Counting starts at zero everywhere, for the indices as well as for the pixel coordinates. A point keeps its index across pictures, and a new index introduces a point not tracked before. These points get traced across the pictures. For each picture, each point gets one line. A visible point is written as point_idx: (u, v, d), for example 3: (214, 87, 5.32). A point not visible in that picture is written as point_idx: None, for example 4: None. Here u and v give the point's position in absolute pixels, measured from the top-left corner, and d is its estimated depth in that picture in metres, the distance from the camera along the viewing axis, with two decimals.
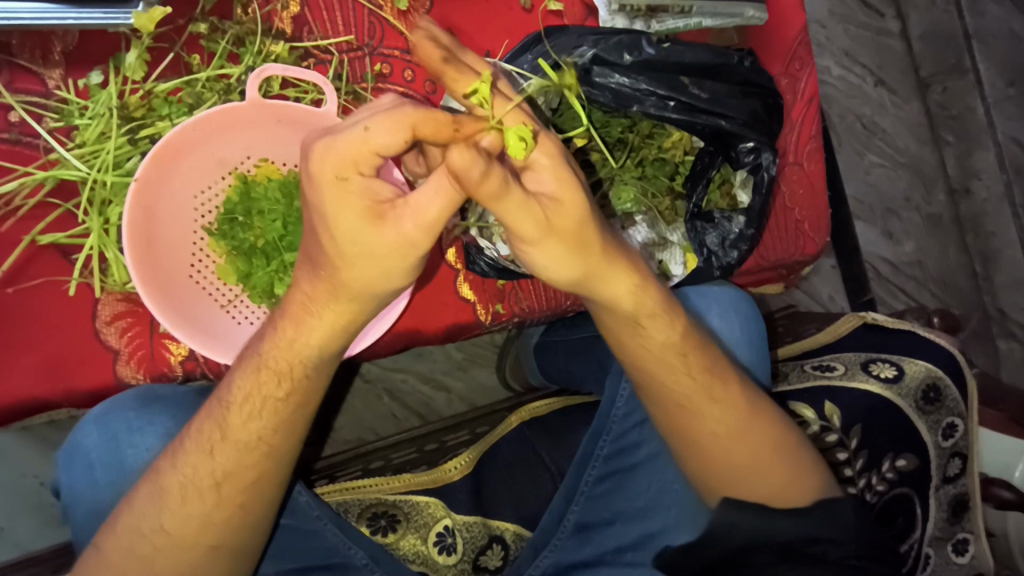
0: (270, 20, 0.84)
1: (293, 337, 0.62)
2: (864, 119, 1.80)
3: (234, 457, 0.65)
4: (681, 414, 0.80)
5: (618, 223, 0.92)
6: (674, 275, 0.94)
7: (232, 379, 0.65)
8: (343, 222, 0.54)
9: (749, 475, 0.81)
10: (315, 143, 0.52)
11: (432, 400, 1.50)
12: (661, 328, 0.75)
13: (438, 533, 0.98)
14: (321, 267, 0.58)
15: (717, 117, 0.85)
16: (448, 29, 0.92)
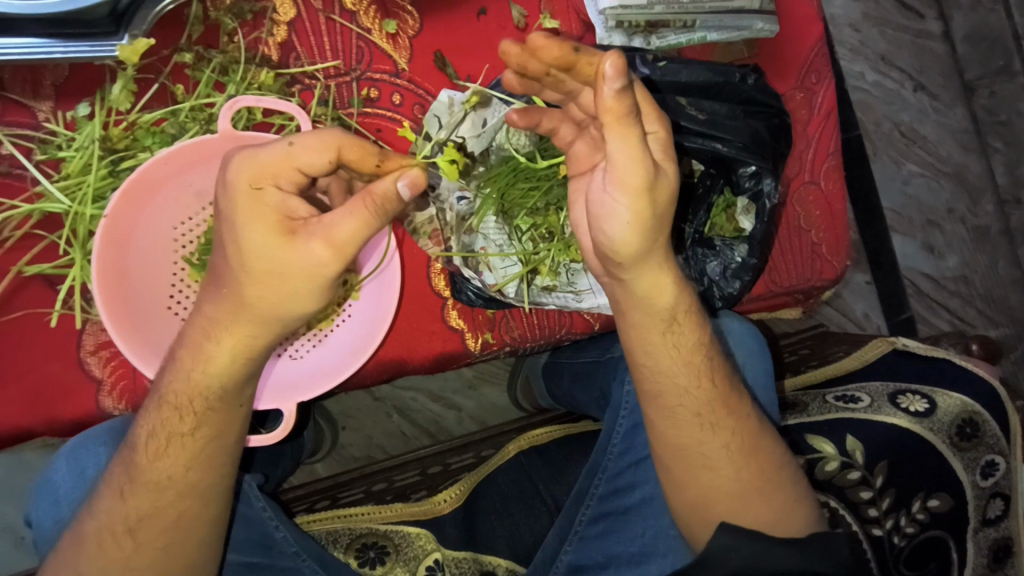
0: (256, 47, 0.84)
1: (192, 367, 0.62)
2: (903, 126, 1.69)
3: (151, 497, 0.64)
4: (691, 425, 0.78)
5: None
6: None
7: (142, 420, 0.65)
8: (251, 235, 0.54)
9: (743, 497, 0.79)
10: (237, 153, 0.54)
11: (441, 418, 1.47)
12: (684, 333, 0.75)
13: (427, 567, 0.96)
14: (224, 284, 0.57)
15: (712, 141, 0.79)
16: (438, 51, 0.89)
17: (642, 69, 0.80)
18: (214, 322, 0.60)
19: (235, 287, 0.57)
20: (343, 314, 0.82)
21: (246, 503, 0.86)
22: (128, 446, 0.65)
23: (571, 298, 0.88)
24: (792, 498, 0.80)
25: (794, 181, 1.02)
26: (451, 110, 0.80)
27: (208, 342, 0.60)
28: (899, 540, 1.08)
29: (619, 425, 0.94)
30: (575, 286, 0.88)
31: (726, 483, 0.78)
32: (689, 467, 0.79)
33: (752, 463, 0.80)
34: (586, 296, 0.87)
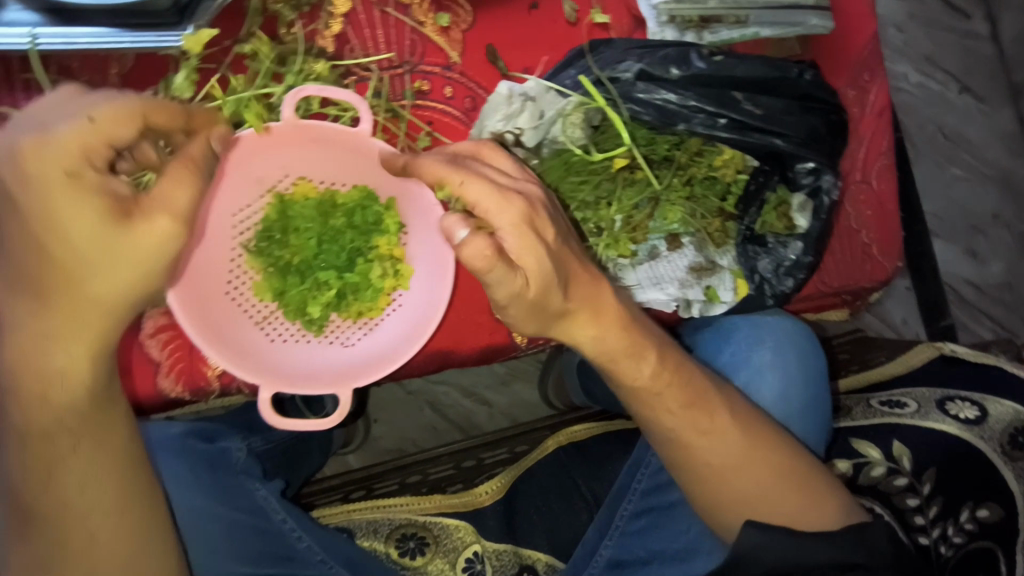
0: (313, 39, 0.85)
1: (50, 388, 0.55)
2: (947, 128, 1.65)
3: (51, 546, 0.57)
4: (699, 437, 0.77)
5: (663, 244, 0.88)
6: (721, 301, 0.90)
7: (1, 476, 0.57)
8: (72, 224, 0.51)
9: (775, 497, 0.77)
10: (21, 138, 0.49)
11: (473, 414, 1.46)
12: (634, 355, 0.74)
13: (467, 559, 0.96)
14: (41, 296, 0.52)
15: (772, 134, 0.79)
16: (489, 44, 0.90)
17: (699, 61, 0.79)
18: (35, 325, 0.53)
19: (52, 289, 0.52)
20: (394, 303, 0.83)
21: (259, 516, 0.86)
22: (5, 500, 0.57)
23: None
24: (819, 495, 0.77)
25: (845, 180, 1.00)
26: (508, 101, 0.79)
27: (50, 355, 0.54)
28: (946, 551, 1.03)
29: None
30: (623, 280, 0.88)
31: (745, 487, 0.77)
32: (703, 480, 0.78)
33: (762, 463, 0.77)
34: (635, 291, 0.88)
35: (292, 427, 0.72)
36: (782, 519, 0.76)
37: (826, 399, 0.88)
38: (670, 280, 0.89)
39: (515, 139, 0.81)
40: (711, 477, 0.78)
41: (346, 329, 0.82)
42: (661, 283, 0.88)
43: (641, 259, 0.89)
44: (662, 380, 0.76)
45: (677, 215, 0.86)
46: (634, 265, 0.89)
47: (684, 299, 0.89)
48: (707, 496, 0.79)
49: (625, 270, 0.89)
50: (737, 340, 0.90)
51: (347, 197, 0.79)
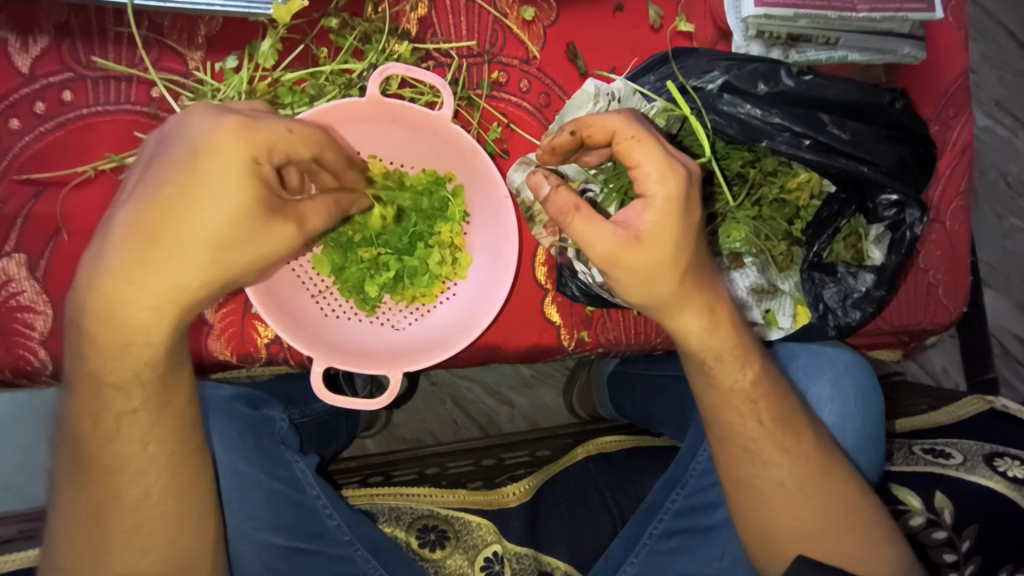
0: (398, 20, 0.85)
1: (126, 339, 0.59)
2: (1010, 177, 1.60)
3: (108, 481, 0.65)
4: (730, 460, 0.74)
5: (723, 262, 0.86)
6: (779, 327, 0.87)
7: (72, 412, 0.64)
8: (223, 203, 0.56)
9: (818, 531, 0.74)
10: (230, 119, 0.55)
11: (495, 413, 1.44)
12: (730, 370, 0.71)
13: (485, 558, 0.95)
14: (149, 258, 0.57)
15: (860, 160, 0.77)
16: (570, 42, 0.89)
17: (790, 78, 0.77)
18: (132, 272, 0.57)
19: (161, 250, 0.56)
20: (448, 292, 0.83)
21: (294, 487, 0.87)
22: (75, 439, 0.64)
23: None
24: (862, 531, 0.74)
25: None
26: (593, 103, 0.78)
27: (125, 310, 0.58)
28: None
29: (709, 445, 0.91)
30: None
31: (789, 522, 0.74)
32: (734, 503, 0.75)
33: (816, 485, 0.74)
34: None
35: (343, 403, 0.71)
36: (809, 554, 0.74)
37: (880, 440, 0.86)
38: (729, 299, 0.85)
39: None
40: (751, 503, 0.74)
41: (397, 312, 0.82)
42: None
43: None
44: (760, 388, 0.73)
45: (741, 234, 0.84)
46: None
47: (742, 320, 0.85)
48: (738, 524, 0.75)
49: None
50: (793, 368, 0.88)
51: (416, 180, 0.79)
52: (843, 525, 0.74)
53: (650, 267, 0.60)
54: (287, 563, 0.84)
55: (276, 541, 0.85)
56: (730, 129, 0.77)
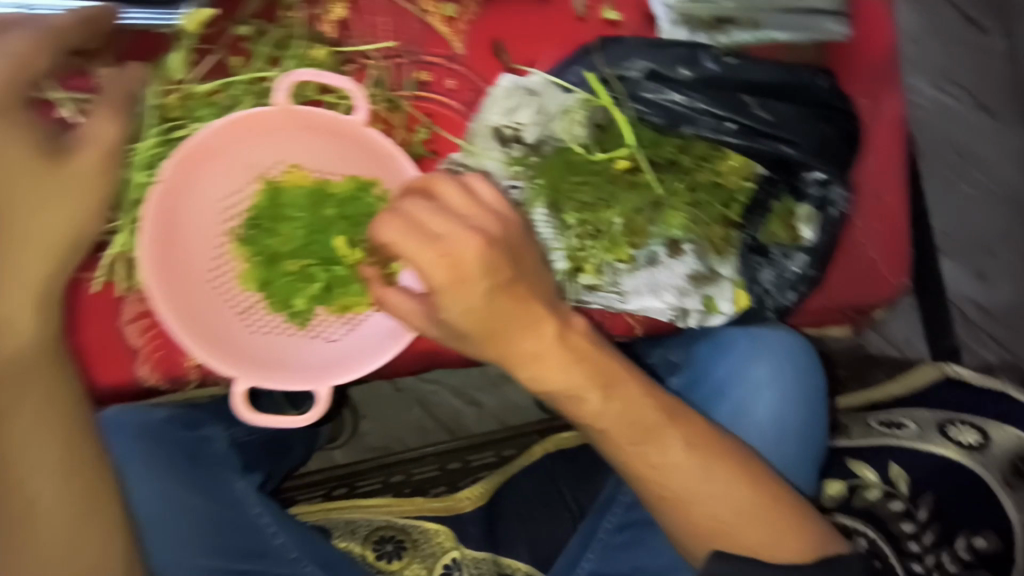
0: (313, 23, 0.82)
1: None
2: (960, 146, 1.58)
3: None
4: (670, 467, 0.69)
5: (662, 251, 0.83)
6: (720, 312, 0.86)
7: None
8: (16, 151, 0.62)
9: (747, 525, 0.70)
10: None
11: (462, 415, 1.39)
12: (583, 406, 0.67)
13: (445, 566, 0.93)
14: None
15: (779, 138, 0.78)
16: (494, 37, 0.87)
17: (710, 60, 0.77)
18: None
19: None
20: None
21: (234, 508, 0.85)
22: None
23: (615, 299, 0.85)
24: (781, 518, 0.70)
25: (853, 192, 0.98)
26: (511, 93, 0.79)
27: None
28: None
29: None
30: (619, 287, 0.84)
31: (715, 522, 0.70)
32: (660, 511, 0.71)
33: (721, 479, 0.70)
34: (629, 298, 0.85)
35: (265, 423, 0.68)
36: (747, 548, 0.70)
37: (823, 421, 0.85)
38: (668, 288, 0.85)
39: (513, 135, 0.80)
40: (690, 509, 0.70)
41: (328, 324, 0.79)
42: (658, 291, 0.85)
43: (640, 264, 0.84)
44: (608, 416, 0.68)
45: (679, 221, 0.81)
46: (632, 270, 0.84)
47: (681, 308, 0.85)
48: (681, 522, 0.71)
49: (621, 275, 0.84)
50: (734, 353, 0.86)
51: (340, 188, 0.77)
52: (763, 513, 0.70)
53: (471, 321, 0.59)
54: None
55: (214, 563, 0.83)
56: (651, 114, 0.77)
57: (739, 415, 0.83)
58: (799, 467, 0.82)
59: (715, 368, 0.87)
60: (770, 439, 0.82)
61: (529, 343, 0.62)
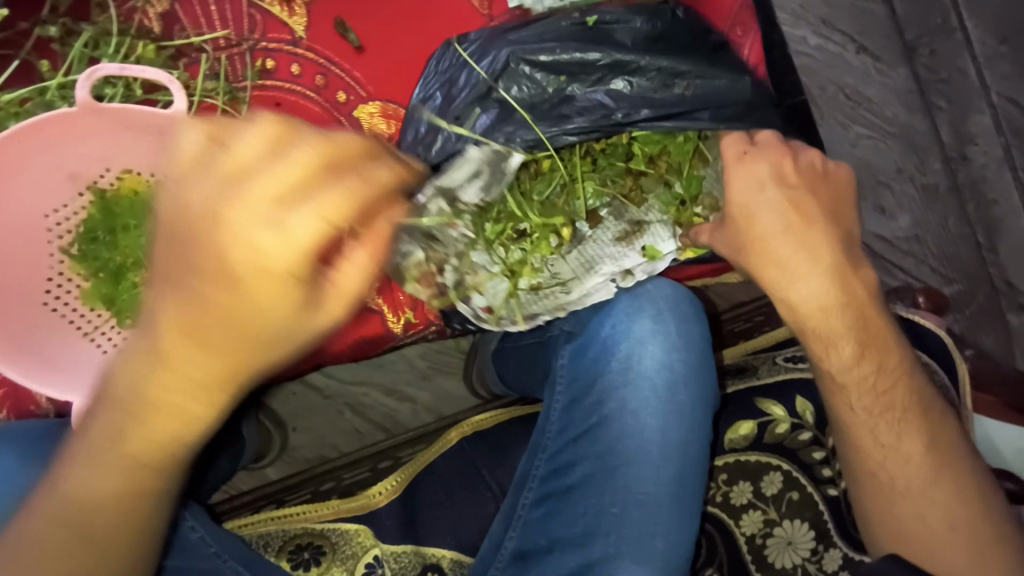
0: (132, 18, 0.78)
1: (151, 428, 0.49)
2: (848, 89, 1.44)
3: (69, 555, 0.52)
4: (867, 423, 0.70)
5: (585, 226, 0.83)
6: (665, 255, 0.83)
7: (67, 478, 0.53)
8: (276, 300, 0.44)
9: (948, 547, 0.68)
10: (215, 236, 0.43)
11: (397, 413, 1.24)
12: (837, 353, 0.69)
13: (366, 565, 0.91)
14: (199, 297, 0.45)
15: (672, 82, 0.77)
16: (337, 16, 0.84)
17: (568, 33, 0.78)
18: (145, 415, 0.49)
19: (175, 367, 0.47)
20: None
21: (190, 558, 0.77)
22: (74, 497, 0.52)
23: (560, 291, 0.85)
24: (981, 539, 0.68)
25: None
26: (475, 169, 0.75)
27: (147, 424, 0.49)
28: None
29: (555, 403, 0.88)
30: (559, 276, 0.84)
31: (936, 531, 0.68)
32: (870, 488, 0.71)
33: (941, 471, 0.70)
34: (572, 285, 0.84)
35: None
36: (915, 547, 0.69)
37: (707, 363, 0.87)
38: (603, 260, 0.84)
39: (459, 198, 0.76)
40: (912, 505, 0.69)
41: None
42: (595, 266, 0.84)
43: (569, 249, 0.83)
44: (855, 373, 0.70)
45: (591, 190, 0.81)
46: (564, 257, 0.83)
47: (623, 271, 0.84)
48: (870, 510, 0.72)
49: (555, 263, 0.84)
50: (618, 312, 0.86)
51: None
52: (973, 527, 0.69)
53: (755, 241, 0.69)
54: None
55: None
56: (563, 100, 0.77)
57: (627, 372, 0.84)
58: (693, 411, 0.84)
59: (600, 329, 0.87)
60: (660, 387, 0.83)
61: (817, 283, 0.68)
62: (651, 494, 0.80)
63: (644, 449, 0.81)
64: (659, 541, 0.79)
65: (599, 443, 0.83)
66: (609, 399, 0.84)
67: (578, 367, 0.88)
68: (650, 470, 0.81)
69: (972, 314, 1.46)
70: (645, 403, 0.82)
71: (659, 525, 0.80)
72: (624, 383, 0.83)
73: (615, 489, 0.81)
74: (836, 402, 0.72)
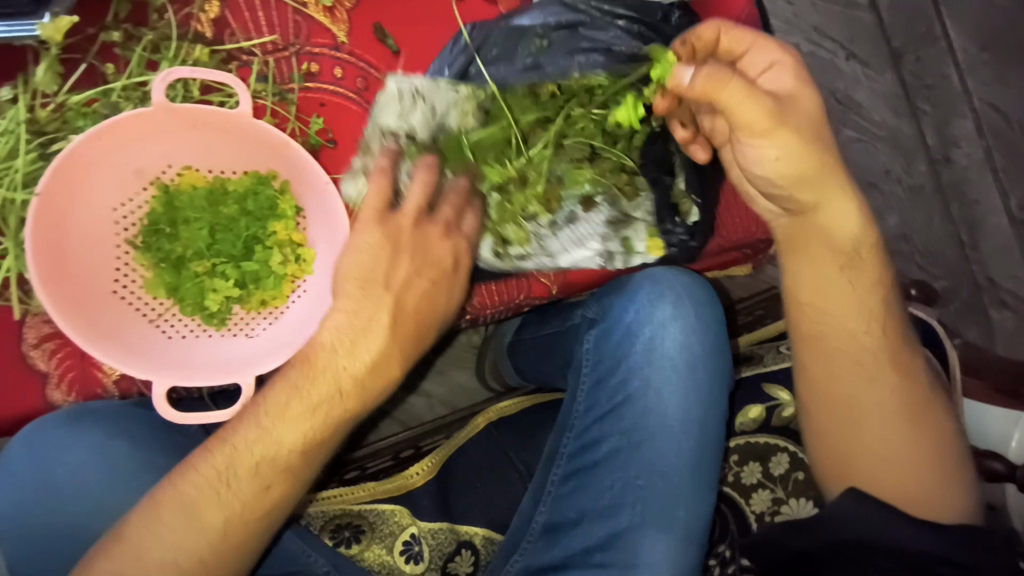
0: (188, 24, 0.82)
1: (304, 395, 0.71)
2: (839, 95, 1.51)
3: (244, 497, 0.69)
4: (851, 342, 0.81)
5: (579, 209, 0.83)
6: (641, 252, 0.88)
7: (232, 438, 0.70)
8: (436, 249, 0.79)
9: (894, 470, 0.81)
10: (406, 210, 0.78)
11: (412, 407, 1.35)
12: (859, 276, 0.80)
13: (404, 542, 0.95)
14: (396, 281, 0.76)
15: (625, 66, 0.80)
16: (376, 23, 0.89)
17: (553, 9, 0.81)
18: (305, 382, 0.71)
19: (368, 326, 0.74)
20: (298, 290, 0.80)
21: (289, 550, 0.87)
22: (274, 437, 0.70)
23: (546, 260, 0.86)
24: (931, 468, 0.82)
25: None
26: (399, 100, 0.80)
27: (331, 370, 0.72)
28: None
29: (581, 384, 0.94)
30: (548, 250, 0.85)
31: (892, 460, 0.82)
32: (848, 417, 0.82)
33: (908, 403, 0.82)
34: (559, 257, 0.86)
35: (194, 420, 0.70)
36: (883, 483, 0.82)
37: (725, 346, 0.92)
38: (592, 237, 0.85)
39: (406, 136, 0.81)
40: (874, 433, 0.82)
41: (251, 320, 0.79)
42: (583, 242, 0.85)
43: (561, 225, 0.84)
44: (854, 293, 0.80)
45: (587, 176, 0.81)
46: (555, 232, 0.84)
47: (606, 252, 0.87)
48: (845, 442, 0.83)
49: (547, 240, 0.84)
50: (639, 294, 0.91)
51: (238, 184, 0.77)
52: (920, 460, 0.82)
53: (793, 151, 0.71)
54: None
55: None
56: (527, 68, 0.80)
57: (649, 354, 0.90)
58: (712, 392, 0.89)
59: (623, 314, 0.92)
60: (681, 368, 0.89)
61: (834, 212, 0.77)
62: (674, 467, 0.86)
63: (667, 425, 0.87)
64: (682, 511, 0.85)
65: (624, 419, 0.89)
66: (633, 378, 0.90)
67: (603, 349, 0.94)
68: (672, 444, 0.87)
69: (954, 307, 1.55)
70: (668, 383, 0.88)
71: (682, 496, 0.86)
72: (648, 363, 0.89)
73: (640, 463, 0.87)
74: (819, 322, 0.82)
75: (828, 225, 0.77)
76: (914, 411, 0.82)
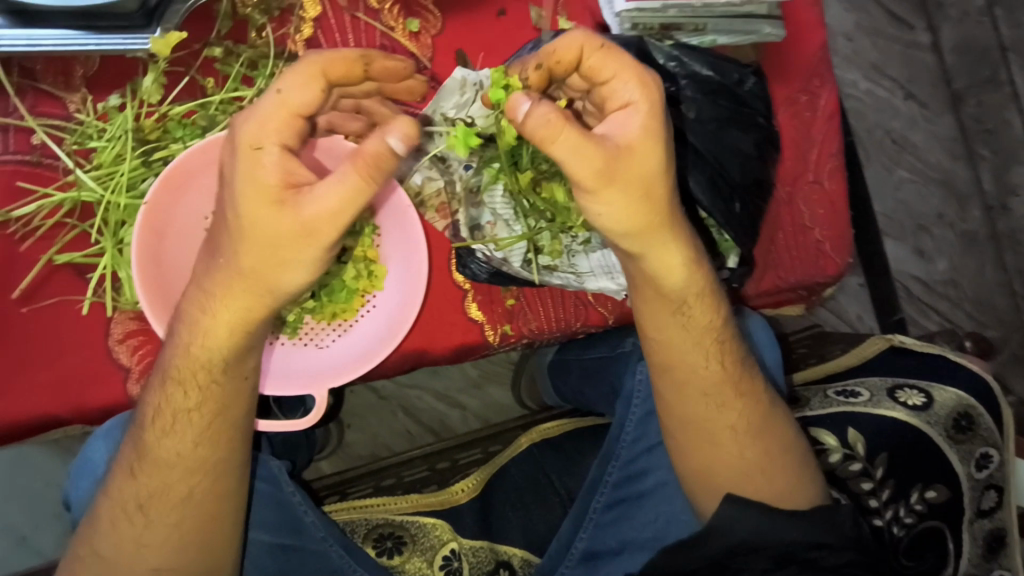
0: (284, 43, 0.85)
1: (195, 343, 0.66)
2: (895, 133, 1.53)
3: (159, 475, 0.69)
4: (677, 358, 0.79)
5: None
6: None
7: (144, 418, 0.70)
8: (252, 199, 0.57)
9: (740, 474, 0.82)
10: (267, 111, 0.57)
11: (447, 417, 1.38)
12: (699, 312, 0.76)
13: (444, 557, 0.96)
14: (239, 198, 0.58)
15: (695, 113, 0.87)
16: (459, 50, 0.91)
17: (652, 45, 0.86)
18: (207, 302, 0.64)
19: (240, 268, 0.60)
20: (368, 305, 0.85)
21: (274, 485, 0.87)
22: (156, 409, 0.68)
23: (572, 279, 0.89)
24: (769, 464, 0.83)
25: (799, 182, 1.06)
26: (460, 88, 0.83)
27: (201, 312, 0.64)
28: (897, 531, 1.07)
29: (630, 415, 0.94)
30: (575, 268, 0.89)
31: (733, 462, 0.82)
32: (698, 432, 0.82)
33: (743, 410, 0.82)
34: (586, 279, 0.89)
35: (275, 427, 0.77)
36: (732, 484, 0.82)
37: None
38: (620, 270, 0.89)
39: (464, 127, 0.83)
40: (712, 442, 0.82)
41: (321, 331, 0.84)
42: (612, 272, 0.89)
43: (594, 247, 0.88)
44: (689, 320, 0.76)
45: None
46: (586, 252, 0.89)
47: None
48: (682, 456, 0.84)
49: (577, 257, 0.89)
50: None
51: None
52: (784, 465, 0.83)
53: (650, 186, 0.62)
54: (277, 562, 0.85)
55: (266, 538, 0.86)
56: None
57: None
58: None
59: None
60: None
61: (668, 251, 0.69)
62: None
63: None
64: None
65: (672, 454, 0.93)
66: None
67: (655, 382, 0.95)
68: None
69: (1005, 357, 1.53)
70: None
71: None
72: None
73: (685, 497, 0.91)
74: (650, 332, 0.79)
75: (659, 266, 0.70)
76: (739, 415, 0.82)
